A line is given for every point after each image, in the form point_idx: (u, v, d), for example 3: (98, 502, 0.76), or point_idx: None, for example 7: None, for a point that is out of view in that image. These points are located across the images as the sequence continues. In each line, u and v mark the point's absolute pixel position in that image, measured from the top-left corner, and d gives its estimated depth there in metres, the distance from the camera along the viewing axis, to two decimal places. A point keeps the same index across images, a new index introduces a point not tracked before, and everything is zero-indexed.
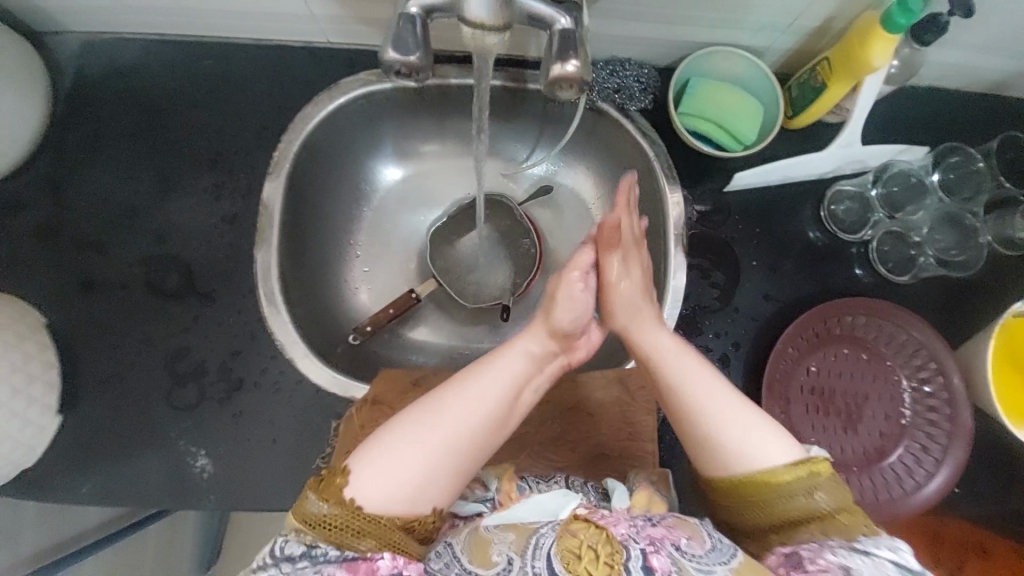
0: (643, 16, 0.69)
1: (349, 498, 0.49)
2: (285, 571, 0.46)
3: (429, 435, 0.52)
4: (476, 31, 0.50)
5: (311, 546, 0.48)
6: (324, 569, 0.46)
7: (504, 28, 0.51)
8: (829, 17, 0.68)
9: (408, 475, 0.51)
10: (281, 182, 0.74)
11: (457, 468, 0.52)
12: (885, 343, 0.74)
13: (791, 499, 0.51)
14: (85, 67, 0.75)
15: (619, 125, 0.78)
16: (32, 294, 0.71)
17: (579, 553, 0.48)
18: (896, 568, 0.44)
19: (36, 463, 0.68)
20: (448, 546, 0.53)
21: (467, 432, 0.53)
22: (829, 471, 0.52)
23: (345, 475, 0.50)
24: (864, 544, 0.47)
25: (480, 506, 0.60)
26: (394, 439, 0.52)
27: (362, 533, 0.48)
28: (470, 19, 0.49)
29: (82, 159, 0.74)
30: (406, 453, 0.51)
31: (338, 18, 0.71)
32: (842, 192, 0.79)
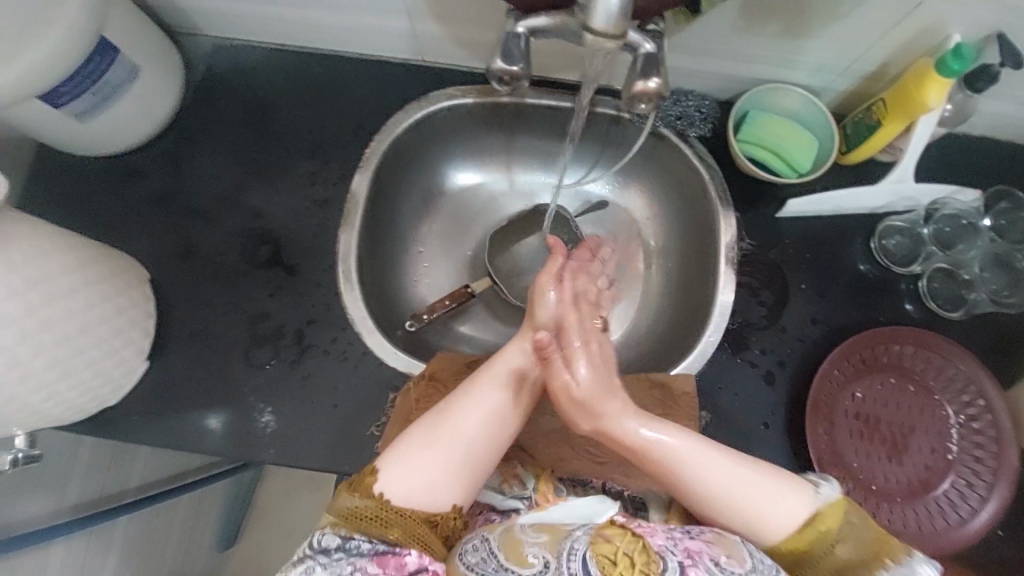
0: (710, 52, 0.76)
1: (378, 492, 0.54)
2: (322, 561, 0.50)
3: (438, 442, 0.57)
4: (598, 38, 0.51)
5: (347, 538, 0.52)
6: (357, 560, 0.50)
7: (623, 36, 0.52)
8: (884, 63, 0.74)
9: (425, 475, 0.55)
10: (368, 175, 0.82)
11: (469, 469, 0.57)
12: (932, 375, 0.75)
13: (819, 560, 0.55)
14: (214, 65, 0.87)
15: (679, 149, 0.83)
16: (143, 253, 0.80)
17: (614, 559, 0.50)
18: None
19: (122, 401, 0.75)
20: (485, 540, 0.54)
21: (473, 437, 0.58)
22: (847, 521, 0.55)
23: (372, 474, 0.55)
24: None
25: (517, 503, 0.64)
26: (410, 445, 0.57)
27: (390, 523, 0.53)
28: (593, 26, 0.50)
29: (199, 142, 0.84)
30: (423, 456, 0.56)
31: (436, 37, 0.81)
32: (891, 227, 0.82)
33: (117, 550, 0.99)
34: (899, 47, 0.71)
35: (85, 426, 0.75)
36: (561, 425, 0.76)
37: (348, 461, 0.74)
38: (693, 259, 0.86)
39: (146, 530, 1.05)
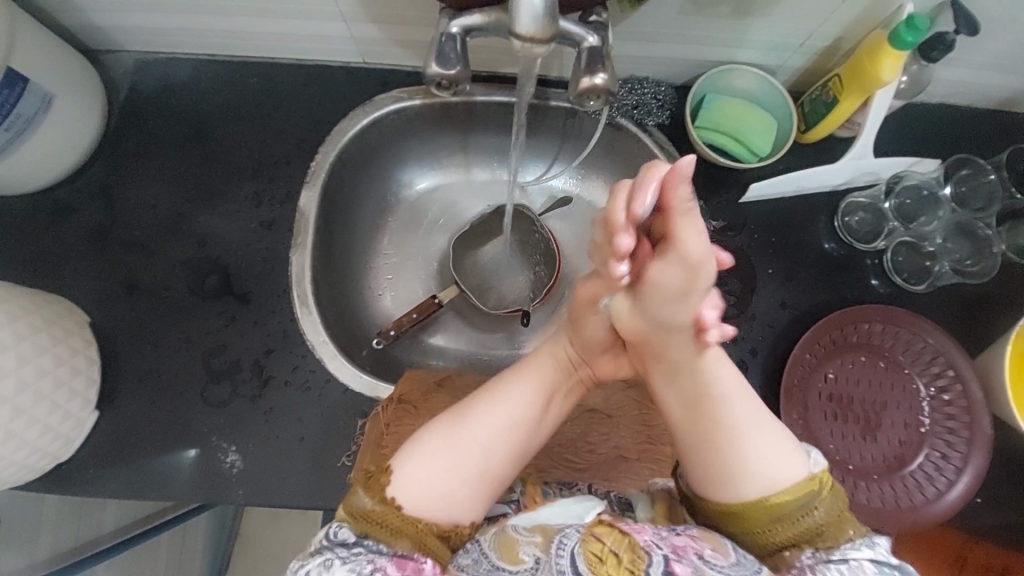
0: (662, 37, 0.73)
1: (391, 497, 0.55)
2: (341, 553, 0.50)
3: (453, 456, 0.57)
4: (524, 44, 0.47)
5: (363, 536, 0.52)
6: (375, 558, 0.50)
7: (553, 41, 0.48)
8: (838, 37, 0.72)
9: (437, 486, 0.56)
10: (316, 190, 0.77)
11: (479, 488, 0.57)
12: (901, 350, 0.75)
13: (788, 521, 0.52)
14: (139, 83, 0.81)
15: (638, 139, 0.81)
16: (81, 292, 0.75)
17: (602, 556, 0.50)
18: (874, 567, 0.48)
19: (73, 455, 0.71)
20: (477, 542, 0.56)
21: (487, 453, 0.58)
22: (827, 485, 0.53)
23: (388, 475, 0.56)
24: (844, 550, 0.49)
25: (505, 508, 0.63)
26: (429, 454, 0.58)
27: (397, 532, 0.53)
28: (518, 32, 0.46)
29: (133, 170, 0.79)
30: (441, 470, 0.57)
31: (377, 40, 0.76)
32: (855, 204, 0.81)
33: None
34: (852, 21, 0.69)
35: (39, 485, 0.71)
36: None
37: (321, 494, 0.71)
38: None
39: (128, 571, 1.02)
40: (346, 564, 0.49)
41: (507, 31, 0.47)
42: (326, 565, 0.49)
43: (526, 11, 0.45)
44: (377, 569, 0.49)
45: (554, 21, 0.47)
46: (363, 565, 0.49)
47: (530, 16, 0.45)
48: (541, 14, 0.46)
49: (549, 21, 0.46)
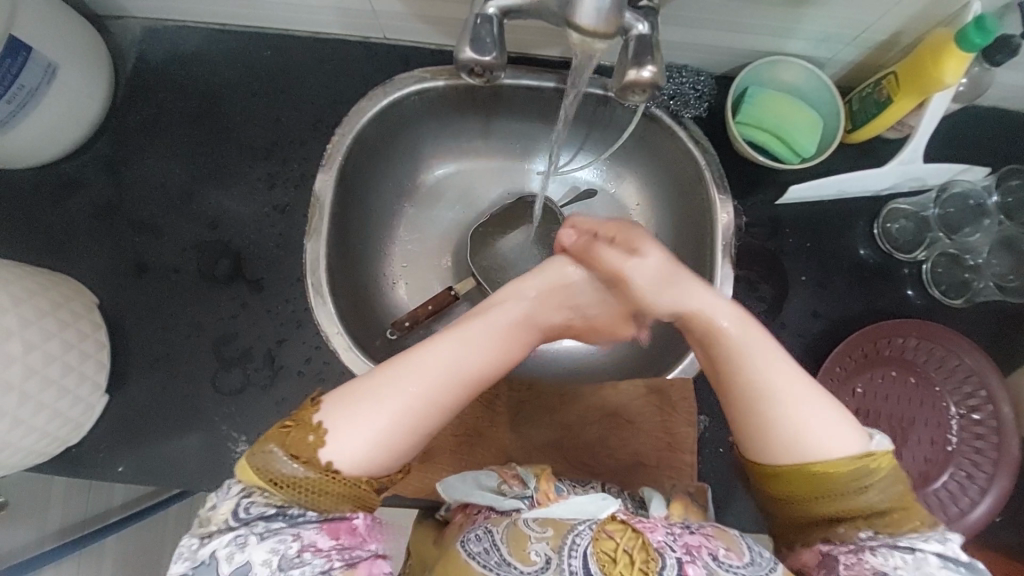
0: (706, 24, 0.68)
1: (325, 462, 0.46)
2: (258, 530, 0.45)
3: (396, 404, 0.49)
4: (585, 38, 0.47)
5: (284, 506, 0.46)
6: (302, 533, 0.45)
7: (614, 35, 0.48)
8: (895, 32, 0.67)
9: (376, 438, 0.48)
10: (332, 174, 0.74)
11: (423, 436, 0.50)
12: (934, 367, 0.72)
13: (842, 497, 0.49)
14: (146, 52, 0.77)
15: (672, 132, 0.76)
16: (89, 272, 0.73)
17: (614, 556, 0.49)
18: (939, 561, 0.46)
19: (82, 439, 0.70)
20: (488, 531, 0.54)
21: (433, 394, 0.50)
22: (890, 467, 0.49)
23: (319, 437, 0.47)
24: (912, 540, 0.48)
25: (517, 504, 0.56)
26: (365, 406, 0.48)
27: (338, 496, 0.47)
28: (579, 25, 0.46)
29: (141, 144, 0.75)
30: (382, 422, 0.48)
31: (398, 14, 0.71)
32: (897, 211, 0.77)
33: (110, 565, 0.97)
34: (914, 15, 0.64)
35: (51, 465, 0.70)
36: (555, 436, 0.75)
37: None
38: (689, 248, 0.80)
39: (138, 538, 1.03)
40: (266, 543, 0.44)
41: (565, 24, 0.47)
42: (241, 545, 0.44)
43: (589, 4, 0.45)
44: (305, 549, 0.45)
45: (618, 16, 0.46)
46: (288, 544, 0.44)
47: (594, 10, 0.45)
48: (605, 9, 0.45)
49: (612, 16, 0.46)
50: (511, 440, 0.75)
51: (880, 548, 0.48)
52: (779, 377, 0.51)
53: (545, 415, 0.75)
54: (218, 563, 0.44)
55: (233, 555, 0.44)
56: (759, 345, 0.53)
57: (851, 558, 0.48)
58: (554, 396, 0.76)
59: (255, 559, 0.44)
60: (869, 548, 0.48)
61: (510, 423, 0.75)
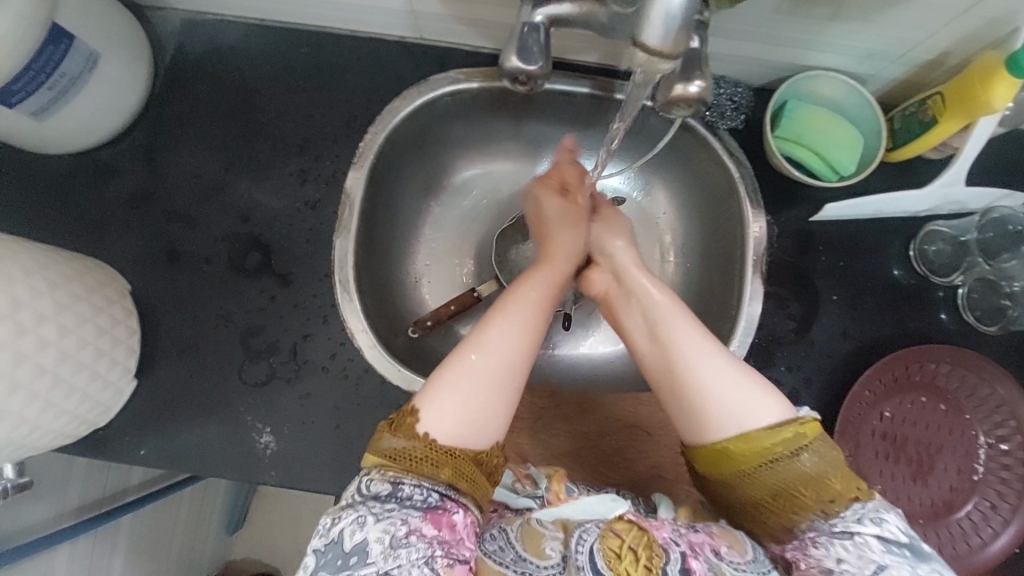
0: (749, 35, 0.67)
1: (423, 433, 0.52)
2: (375, 509, 0.48)
3: (472, 382, 0.55)
4: (651, 58, 0.42)
5: (398, 479, 0.50)
6: (409, 518, 0.48)
7: (681, 55, 0.43)
8: (943, 51, 0.65)
9: (459, 413, 0.53)
10: (363, 172, 0.74)
11: (503, 410, 0.55)
12: (964, 394, 0.71)
13: (781, 466, 0.52)
14: (186, 44, 0.78)
15: (706, 143, 0.75)
16: (122, 257, 0.74)
17: (620, 552, 0.49)
18: (880, 545, 0.48)
19: (110, 422, 0.71)
20: (502, 531, 0.53)
21: (504, 370, 0.56)
22: (820, 434, 0.53)
23: (413, 415, 0.53)
24: (847, 524, 0.50)
25: (529, 502, 0.58)
26: (444, 385, 0.54)
27: (440, 463, 0.51)
28: (645, 45, 0.41)
29: (177, 134, 0.76)
30: (462, 398, 0.54)
31: (437, 15, 0.71)
32: (936, 232, 0.75)
33: (124, 545, 0.98)
34: (964, 35, 0.62)
35: (77, 447, 0.71)
36: (573, 444, 0.75)
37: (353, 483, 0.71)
38: (718, 261, 0.79)
39: (151, 521, 1.04)
40: (380, 523, 0.47)
41: (629, 41, 0.42)
42: (360, 523, 0.47)
43: (657, 22, 0.40)
44: (411, 532, 0.47)
45: (686, 34, 0.41)
46: (397, 525, 0.47)
47: (663, 29, 0.40)
48: (675, 26, 0.40)
49: (681, 34, 0.41)
50: (530, 447, 0.74)
51: (820, 538, 0.50)
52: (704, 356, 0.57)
53: (565, 423, 0.75)
54: (342, 540, 0.47)
55: (354, 533, 0.47)
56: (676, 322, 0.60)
57: (798, 553, 0.51)
58: (574, 404, 0.76)
59: (370, 538, 0.47)
60: (812, 539, 0.50)
61: (530, 429, 0.75)
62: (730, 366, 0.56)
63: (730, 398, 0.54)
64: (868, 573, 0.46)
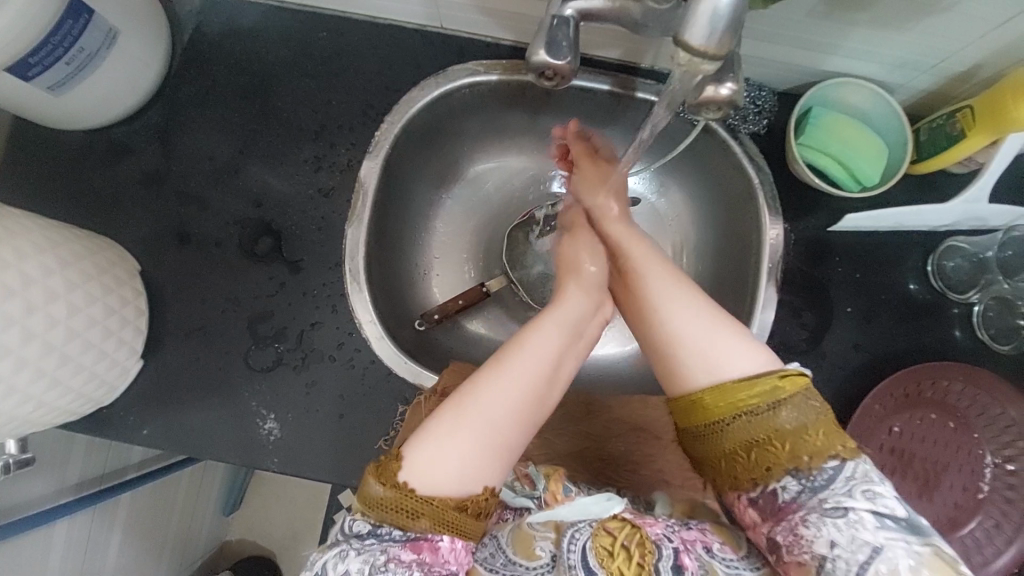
0: (778, 39, 0.65)
1: (403, 482, 0.49)
2: (355, 544, 0.49)
3: (463, 432, 0.51)
4: (693, 58, 0.41)
5: (376, 525, 0.49)
6: (389, 547, 0.48)
7: (724, 56, 0.41)
8: (977, 64, 0.63)
9: (448, 464, 0.50)
10: (378, 161, 0.73)
11: (499, 456, 0.51)
12: (975, 413, 0.70)
13: (755, 419, 0.50)
14: (204, 23, 0.76)
15: (727, 147, 0.74)
16: (133, 237, 0.73)
17: (612, 551, 0.48)
18: (873, 521, 0.45)
19: (115, 401, 0.71)
20: (495, 537, 0.53)
21: (501, 416, 0.52)
22: (803, 389, 0.50)
23: (397, 460, 0.50)
24: (840, 499, 0.47)
25: (527, 502, 0.57)
26: (433, 434, 0.50)
27: (416, 513, 0.49)
28: (688, 44, 0.40)
29: (192, 115, 0.75)
30: (452, 449, 0.50)
31: (461, 5, 0.70)
32: (954, 248, 0.74)
33: (123, 522, 0.99)
34: (999, 48, 0.60)
35: (82, 425, 0.71)
36: (578, 445, 0.75)
37: (355, 474, 0.71)
38: (730, 266, 0.79)
39: (150, 500, 1.05)
40: (360, 555, 0.48)
41: (672, 39, 0.41)
42: (342, 556, 0.48)
43: (702, 21, 0.39)
44: (390, 560, 0.47)
45: (732, 36, 0.40)
46: (376, 555, 0.48)
47: (708, 29, 0.39)
48: (722, 27, 0.39)
49: (727, 36, 0.40)
50: (535, 446, 0.75)
51: (811, 517, 0.47)
52: (683, 317, 0.56)
53: (571, 424, 0.76)
54: (326, 573, 0.48)
55: (335, 565, 0.48)
56: (664, 291, 0.59)
57: (789, 538, 0.48)
58: (579, 405, 0.77)
59: (350, 570, 0.47)
60: (801, 517, 0.48)
61: (535, 427, 0.76)
62: (705, 323, 0.55)
63: (702, 351, 0.54)
64: (862, 557, 0.44)
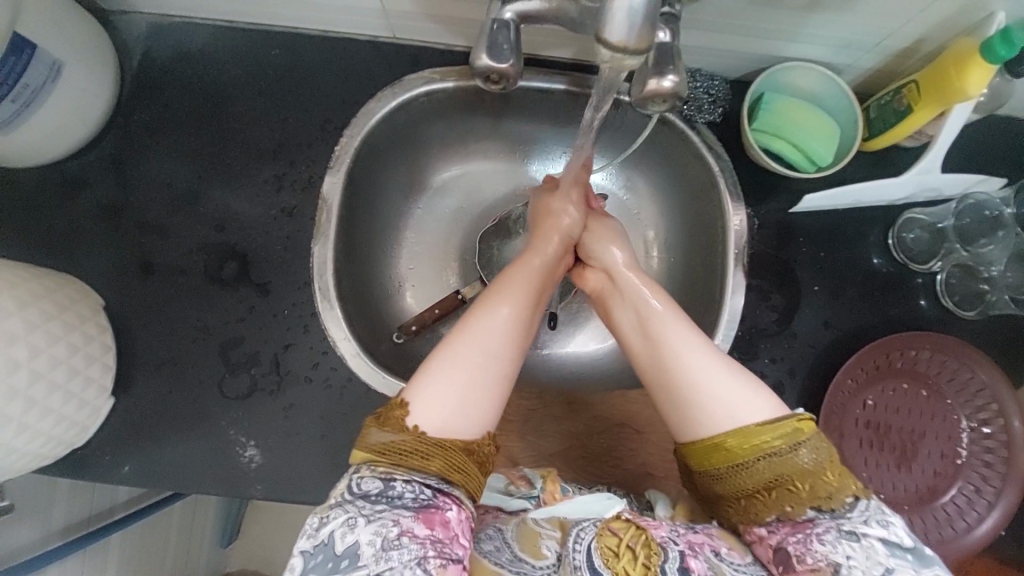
0: (724, 28, 0.66)
1: (411, 425, 0.50)
2: (365, 510, 0.48)
3: (465, 367, 0.53)
4: (617, 54, 0.41)
5: (389, 478, 0.49)
6: (401, 518, 0.47)
7: (648, 49, 0.42)
8: (918, 40, 0.65)
9: (455, 401, 0.52)
10: (340, 176, 0.73)
11: (500, 394, 0.54)
12: (946, 379, 0.71)
13: (779, 460, 0.51)
14: (153, 49, 0.76)
15: (685, 137, 0.75)
16: (95, 270, 0.72)
17: (617, 551, 0.49)
18: (886, 548, 0.47)
19: (89, 440, 0.70)
20: (499, 531, 0.54)
21: (497, 354, 0.55)
22: (815, 430, 0.52)
23: (402, 408, 0.51)
24: (855, 526, 0.48)
25: (524, 504, 0.58)
26: (436, 373, 0.53)
27: (428, 454, 0.50)
28: (609, 41, 0.41)
29: (147, 143, 0.74)
30: (455, 389, 0.52)
31: (410, 14, 0.70)
32: (913, 220, 0.76)
33: (113, 562, 0.96)
34: (937, 23, 0.62)
35: (57, 467, 0.70)
36: (563, 444, 0.76)
37: None
38: (699, 256, 0.80)
39: (142, 539, 1.03)
40: (370, 526, 0.47)
41: (593, 37, 0.42)
42: (351, 525, 0.47)
43: (619, 18, 0.39)
44: (404, 533, 0.47)
45: (652, 28, 0.40)
46: (388, 527, 0.47)
47: (625, 25, 0.39)
48: (639, 22, 0.40)
49: (645, 29, 0.40)
50: (520, 448, 0.75)
51: (827, 535, 0.48)
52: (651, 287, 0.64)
53: (555, 424, 0.76)
54: (333, 542, 0.47)
55: (344, 535, 0.47)
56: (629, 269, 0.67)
57: (799, 548, 0.49)
58: (562, 405, 0.77)
59: (361, 540, 0.46)
60: (817, 535, 0.49)
61: (519, 430, 0.76)
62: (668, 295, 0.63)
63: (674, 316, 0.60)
64: None
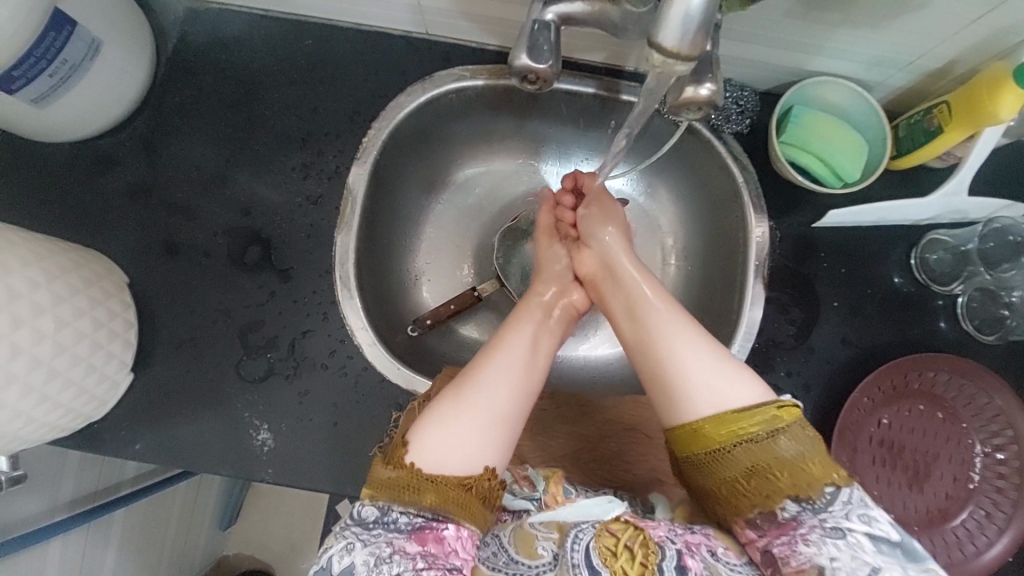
0: (757, 39, 0.66)
1: (410, 462, 0.52)
2: (361, 536, 0.48)
3: (465, 411, 0.55)
4: (667, 59, 0.42)
5: (386, 508, 0.49)
6: (394, 540, 0.48)
7: (697, 57, 0.42)
8: (952, 60, 0.65)
9: (453, 439, 0.53)
10: (366, 168, 0.73)
11: (504, 434, 0.56)
12: (962, 403, 0.71)
13: (755, 447, 0.51)
14: (189, 33, 0.77)
15: (710, 146, 0.75)
16: (121, 248, 0.73)
17: (615, 550, 0.49)
18: (872, 545, 0.46)
19: (104, 416, 0.70)
20: (495, 536, 0.53)
21: (496, 395, 0.57)
22: (798, 419, 0.51)
23: (404, 446, 0.53)
24: (837, 521, 0.47)
25: (527, 504, 0.57)
26: (438, 416, 0.55)
27: (425, 488, 0.50)
28: (662, 46, 0.41)
29: (177, 125, 0.75)
30: (456, 430, 0.54)
31: (444, 11, 0.70)
32: (936, 241, 0.76)
33: (117, 538, 0.97)
34: (972, 45, 0.62)
35: (71, 441, 0.70)
36: (570, 446, 0.74)
37: (349, 481, 0.71)
38: (718, 265, 0.80)
39: (143, 517, 1.03)
40: (366, 547, 0.47)
41: (645, 41, 0.42)
42: (347, 549, 0.47)
43: (674, 24, 0.40)
44: (396, 552, 0.47)
45: (705, 36, 0.41)
46: (382, 547, 0.47)
47: (679, 29, 0.40)
48: (693, 29, 0.40)
49: (698, 37, 0.40)
50: (528, 448, 0.75)
51: (812, 536, 0.47)
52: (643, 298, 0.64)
53: (566, 425, 0.76)
54: (330, 566, 0.47)
55: (341, 558, 0.47)
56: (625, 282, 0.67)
57: (784, 551, 0.48)
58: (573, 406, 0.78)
59: (357, 562, 0.47)
60: (801, 535, 0.48)
61: (529, 429, 0.76)
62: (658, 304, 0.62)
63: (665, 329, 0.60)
64: None
